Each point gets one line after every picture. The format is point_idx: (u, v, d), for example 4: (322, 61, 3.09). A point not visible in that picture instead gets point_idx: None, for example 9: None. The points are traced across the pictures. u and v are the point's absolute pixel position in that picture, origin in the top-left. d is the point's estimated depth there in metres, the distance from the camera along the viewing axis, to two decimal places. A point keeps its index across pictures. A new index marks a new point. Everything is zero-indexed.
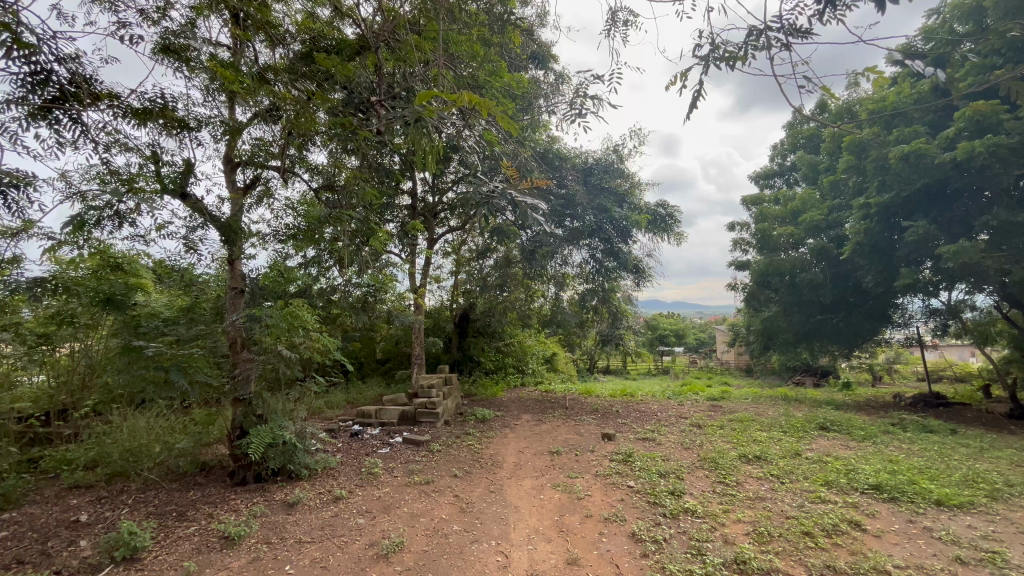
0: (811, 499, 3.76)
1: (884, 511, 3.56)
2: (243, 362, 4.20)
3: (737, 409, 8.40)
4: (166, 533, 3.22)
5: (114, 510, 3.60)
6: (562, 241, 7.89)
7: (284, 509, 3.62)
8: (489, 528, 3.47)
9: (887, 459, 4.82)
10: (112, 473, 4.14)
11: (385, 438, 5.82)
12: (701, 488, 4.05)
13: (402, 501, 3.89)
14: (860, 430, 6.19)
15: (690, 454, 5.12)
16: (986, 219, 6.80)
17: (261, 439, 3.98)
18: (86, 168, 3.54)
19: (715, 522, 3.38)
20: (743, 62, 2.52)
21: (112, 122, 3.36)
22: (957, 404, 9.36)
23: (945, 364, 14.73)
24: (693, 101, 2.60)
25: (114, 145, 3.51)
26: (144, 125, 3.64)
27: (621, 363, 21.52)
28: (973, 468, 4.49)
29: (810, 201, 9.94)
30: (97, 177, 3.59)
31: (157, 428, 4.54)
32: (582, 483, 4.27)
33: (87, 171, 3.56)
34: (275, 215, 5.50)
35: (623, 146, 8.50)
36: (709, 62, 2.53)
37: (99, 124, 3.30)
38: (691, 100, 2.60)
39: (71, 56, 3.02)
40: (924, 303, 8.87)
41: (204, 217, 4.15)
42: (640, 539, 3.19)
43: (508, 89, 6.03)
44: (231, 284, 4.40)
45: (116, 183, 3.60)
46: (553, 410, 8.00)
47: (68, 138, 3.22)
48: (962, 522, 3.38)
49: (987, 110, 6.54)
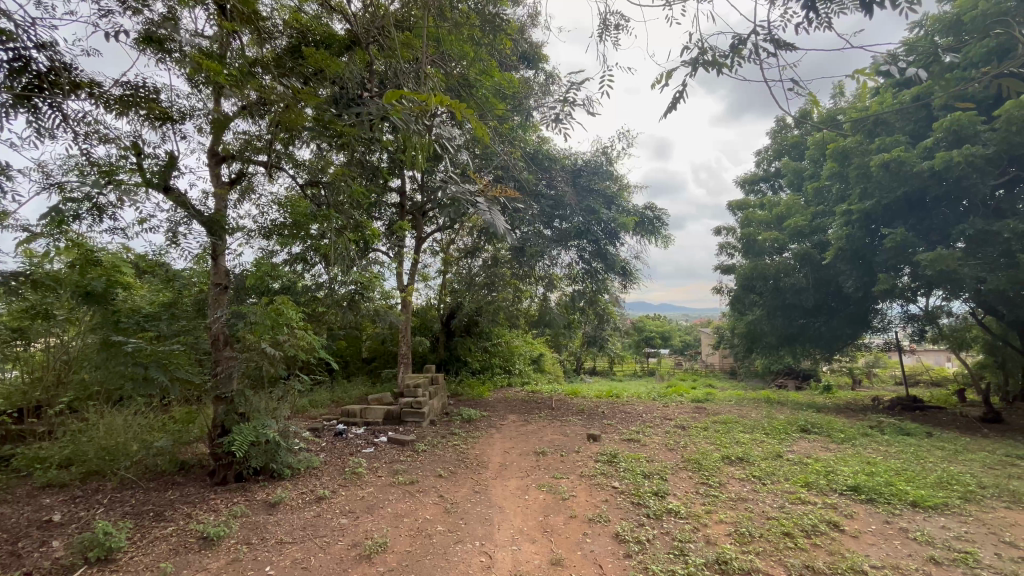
0: (791, 501, 3.81)
1: (861, 512, 3.63)
2: (225, 359, 4.15)
3: (721, 411, 8.49)
4: (142, 533, 3.13)
5: (89, 509, 3.51)
6: (550, 242, 7.97)
7: (265, 509, 3.55)
8: (473, 528, 3.46)
9: (865, 461, 4.93)
10: (86, 472, 4.05)
11: (369, 438, 5.74)
12: (684, 489, 4.10)
13: (386, 501, 3.86)
14: (839, 433, 6.29)
15: (674, 455, 5.18)
16: (964, 228, 7.00)
17: (244, 438, 3.92)
18: (64, 158, 3.49)
19: (698, 522, 3.42)
20: (730, 69, 2.55)
21: (93, 111, 3.34)
22: (933, 408, 9.61)
23: (921, 369, 15.11)
24: (674, 101, 2.64)
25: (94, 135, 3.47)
26: (126, 117, 3.63)
27: (608, 365, 21.71)
28: (948, 470, 4.61)
29: (795, 207, 10.23)
30: (76, 168, 3.56)
31: (135, 427, 4.46)
32: (567, 483, 4.29)
33: (65, 162, 3.53)
34: (260, 212, 5.53)
35: (612, 148, 8.60)
36: (697, 66, 2.56)
37: (79, 114, 3.27)
38: (672, 101, 2.64)
39: (50, 44, 3.00)
40: (902, 308, 9.15)
41: (188, 211, 4.11)
42: (623, 539, 3.20)
43: (499, 89, 6.01)
44: (214, 279, 4.29)
45: (95, 175, 3.61)
46: (539, 410, 8.03)
47: (49, 126, 3.16)
48: (937, 523, 3.45)
49: (965, 121, 6.71)
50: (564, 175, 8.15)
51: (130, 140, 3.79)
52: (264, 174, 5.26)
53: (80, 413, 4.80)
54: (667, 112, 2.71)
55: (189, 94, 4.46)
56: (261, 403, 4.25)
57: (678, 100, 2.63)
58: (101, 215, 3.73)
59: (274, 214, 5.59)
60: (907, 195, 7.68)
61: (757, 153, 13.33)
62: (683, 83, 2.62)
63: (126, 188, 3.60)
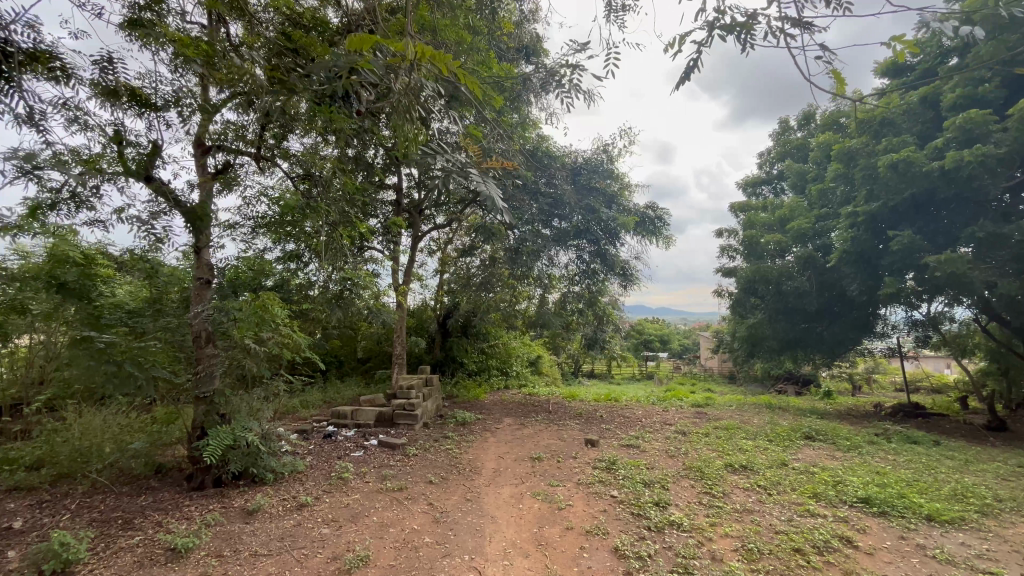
0: (800, 513, 3.61)
1: (875, 526, 3.42)
2: (206, 358, 3.93)
3: (722, 416, 8.28)
4: (106, 544, 2.90)
5: (53, 515, 3.29)
6: (549, 241, 7.80)
7: (242, 517, 3.33)
8: (463, 540, 3.24)
9: (875, 471, 4.72)
10: (57, 475, 3.86)
11: (358, 441, 5.53)
12: (687, 498, 3.90)
13: (371, 509, 3.65)
14: (845, 441, 6.10)
15: (675, 462, 4.98)
16: (973, 230, 6.81)
17: (220, 441, 3.70)
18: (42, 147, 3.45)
19: (702, 537, 3.22)
20: (751, 31, 2.30)
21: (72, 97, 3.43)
22: (937, 415, 9.42)
23: (923, 376, 14.92)
24: (688, 71, 2.40)
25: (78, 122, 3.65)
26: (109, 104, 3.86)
27: (605, 368, 21.30)
28: (962, 482, 4.40)
29: (798, 209, 9.89)
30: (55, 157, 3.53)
31: (113, 427, 4.28)
32: (563, 492, 4.07)
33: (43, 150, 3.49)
34: (247, 204, 5.34)
35: (612, 146, 8.42)
36: (713, 30, 2.33)
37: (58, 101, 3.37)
38: (686, 70, 2.40)
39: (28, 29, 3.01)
40: (906, 315, 9.05)
41: (169, 201, 4.08)
42: (623, 555, 3.00)
43: (498, 81, 5.85)
44: (196, 274, 4.15)
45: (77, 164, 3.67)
46: (536, 414, 7.80)
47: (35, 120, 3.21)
48: (955, 540, 3.25)
49: (978, 120, 6.55)
50: (564, 172, 8.01)
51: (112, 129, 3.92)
52: (252, 165, 5.20)
53: (60, 412, 4.63)
54: (680, 82, 2.47)
55: (173, 80, 4.38)
56: (241, 403, 4.04)
57: (693, 68, 2.38)
58: (80, 206, 3.77)
59: (263, 207, 5.43)
60: (915, 197, 7.48)
61: (759, 156, 13.22)
62: (698, 50, 2.38)
63: (107, 176, 3.75)
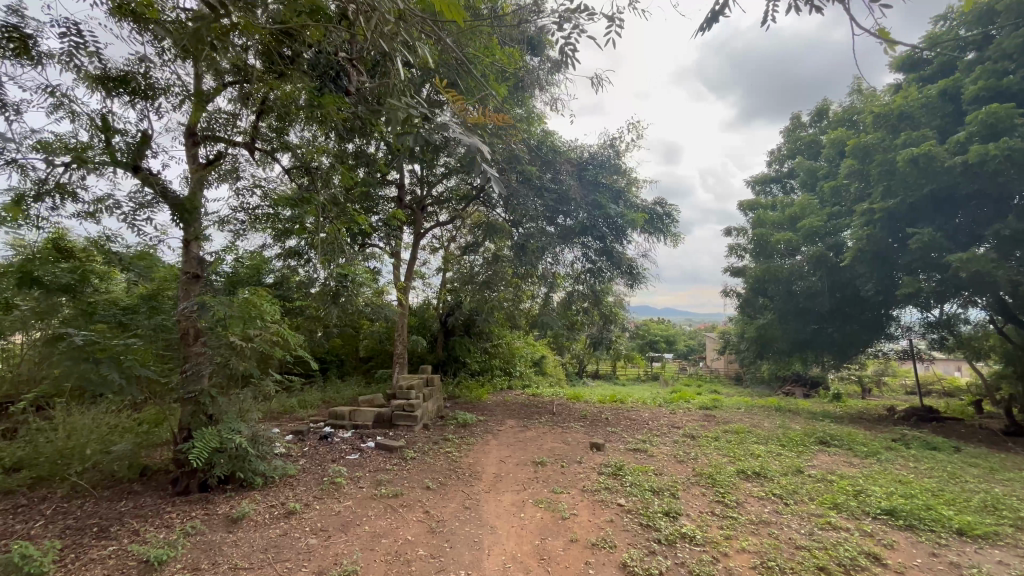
0: (821, 526, 3.38)
1: (903, 541, 3.18)
2: (195, 356, 3.79)
3: (731, 419, 8.02)
4: (75, 555, 2.71)
5: (26, 522, 3.11)
6: (554, 239, 7.59)
7: (225, 526, 3.13)
8: (460, 553, 3.04)
9: (897, 479, 4.46)
10: (36, 478, 3.66)
11: (355, 443, 5.33)
12: (699, 508, 3.67)
13: (364, 518, 3.44)
14: (862, 447, 5.83)
15: (685, 468, 4.74)
16: (998, 228, 6.52)
17: (204, 444, 3.49)
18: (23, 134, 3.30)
19: (717, 552, 2.99)
20: None
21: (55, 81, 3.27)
22: (952, 420, 9.12)
23: (936, 379, 14.59)
24: (713, 14, 2.18)
25: (61, 109, 3.46)
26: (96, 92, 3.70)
27: (610, 368, 21.07)
28: (991, 493, 4.15)
29: (810, 207, 9.65)
30: (39, 144, 3.36)
31: (101, 426, 4.10)
32: (567, 500, 3.85)
33: (25, 137, 3.34)
34: (241, 197, 5.15)
35: (620, 140, 8.17)
36: None
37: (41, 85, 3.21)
38: (710, 14, 2.19)
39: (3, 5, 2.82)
40: (920, 315, 8.72)
41: (157, 191, 3.90)
42: (632, 572, 2.78)
43: (501, 68, 5.64)
44: (185, 268, 4.00)
45: (61, 152, 3.51)
46: (539, 416, 7.58)
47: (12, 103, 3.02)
48: (991, 558, 3.01)
49: (1002, 114, 6.29)
50: (570, 167, 7.77)
51: (97, 117, 3.71)
52: (247, 156, 5.01)
53: (46, 411, 4.45)
54: (702, 31, 2.26)
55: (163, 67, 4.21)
56: (229, 405, 3.85)
57: (717, 14, 2.17)
58: (64, 197, 3.60)
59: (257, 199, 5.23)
60: (935, 193, 7.20)
61: (769, 153, 12.91)
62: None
63: (93, 165, 3.58)
